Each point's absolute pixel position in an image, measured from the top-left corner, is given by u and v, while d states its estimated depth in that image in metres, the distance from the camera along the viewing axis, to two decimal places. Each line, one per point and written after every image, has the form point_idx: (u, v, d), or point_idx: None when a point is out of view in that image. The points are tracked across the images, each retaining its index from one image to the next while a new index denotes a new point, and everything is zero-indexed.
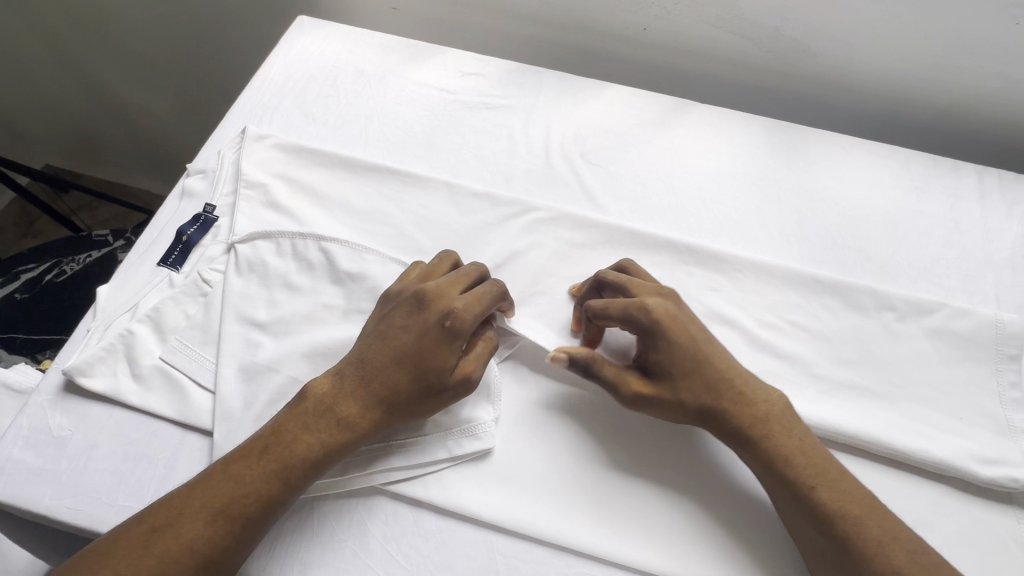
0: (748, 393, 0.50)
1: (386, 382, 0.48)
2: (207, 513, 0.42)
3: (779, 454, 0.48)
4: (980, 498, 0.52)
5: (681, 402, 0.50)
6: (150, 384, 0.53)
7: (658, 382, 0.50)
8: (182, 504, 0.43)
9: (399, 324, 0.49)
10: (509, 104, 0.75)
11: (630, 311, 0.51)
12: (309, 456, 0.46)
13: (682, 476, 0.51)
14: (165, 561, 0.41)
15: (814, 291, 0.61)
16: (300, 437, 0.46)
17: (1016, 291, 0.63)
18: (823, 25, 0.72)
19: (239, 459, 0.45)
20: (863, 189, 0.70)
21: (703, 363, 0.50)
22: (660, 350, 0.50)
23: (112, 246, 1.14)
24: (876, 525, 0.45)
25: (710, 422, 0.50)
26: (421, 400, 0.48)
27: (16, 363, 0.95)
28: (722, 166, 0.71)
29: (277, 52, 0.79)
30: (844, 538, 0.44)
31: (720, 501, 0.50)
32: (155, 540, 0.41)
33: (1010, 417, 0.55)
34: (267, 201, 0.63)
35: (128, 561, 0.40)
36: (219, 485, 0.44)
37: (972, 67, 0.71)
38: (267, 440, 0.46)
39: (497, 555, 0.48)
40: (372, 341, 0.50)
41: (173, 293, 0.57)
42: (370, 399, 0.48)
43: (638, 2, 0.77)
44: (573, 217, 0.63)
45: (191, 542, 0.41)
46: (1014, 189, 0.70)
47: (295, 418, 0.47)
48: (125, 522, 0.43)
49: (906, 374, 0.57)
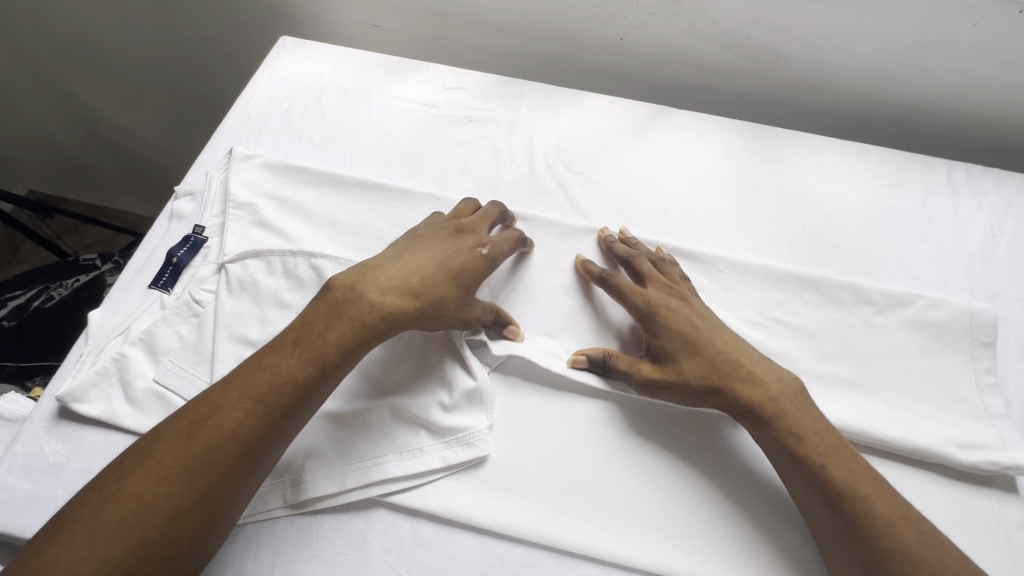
0: (755, 373, 0.52)
1: (419, 278, 0.54)
2: (245, 403, 0.46)
3: (791, 434, 0.49)
4: (962, 483, 0.53)
5: (687, 381, 0.52)
6: (144, 407, 0.54)
7: (664, 366, 0.54)
8: (219, 401, 0.46)
9: (436, 242, 0.58)
10: (492, 116, 0.76)
11: (632, 299, 0.57)
12: (339, 342, 0.50)
13: (694, 461, 0.53)
14: (210, 450, 0.44)
15: (795, 287, 0.62)
16: (330, 328, 0.50)
17: (989, 280, 0.65)
18: (792, 30, 0.74)
19: (271, 352, 0.49)
20: (839, 187, 0.72)
21: (704, 344, 0.54)
22: (661, 336, 0.55)
23: (101, 270, 1.14)
24: (886, 506, 0.46)
25: (719, 399, 0.52)
26: (448, 301, 0.54)
27: (6, 391, 0.94)
28: (702, 169, 0.72)
29: (261, 72, 0.80)
30: (854, 516, 0.46)
31: (728, 486, 0.52)
32: (197, 432, 0.45)
33: (988, 402, 0.57)
34: (257, 220, 0.64)
35: (173, 458, 0.43)
36: (257, 374, 0.48)
37: (937, 66, 0.74)
38: (299, 332, 0.50)
39: (496, 560, 0.49)
40: (404, 249, 0.56)
41: (165, 315, 0.58)
42: (398, 291, 0.53)
43: (614, 13, 0.79)
44: (558, 225, 0.65)
45: (234, 427, 0.45)
46: (982, 182, 0.72)
47: (322, 312, 0.51)
48: (166, 422, 0.46)
49: (886, 365, 0.59)
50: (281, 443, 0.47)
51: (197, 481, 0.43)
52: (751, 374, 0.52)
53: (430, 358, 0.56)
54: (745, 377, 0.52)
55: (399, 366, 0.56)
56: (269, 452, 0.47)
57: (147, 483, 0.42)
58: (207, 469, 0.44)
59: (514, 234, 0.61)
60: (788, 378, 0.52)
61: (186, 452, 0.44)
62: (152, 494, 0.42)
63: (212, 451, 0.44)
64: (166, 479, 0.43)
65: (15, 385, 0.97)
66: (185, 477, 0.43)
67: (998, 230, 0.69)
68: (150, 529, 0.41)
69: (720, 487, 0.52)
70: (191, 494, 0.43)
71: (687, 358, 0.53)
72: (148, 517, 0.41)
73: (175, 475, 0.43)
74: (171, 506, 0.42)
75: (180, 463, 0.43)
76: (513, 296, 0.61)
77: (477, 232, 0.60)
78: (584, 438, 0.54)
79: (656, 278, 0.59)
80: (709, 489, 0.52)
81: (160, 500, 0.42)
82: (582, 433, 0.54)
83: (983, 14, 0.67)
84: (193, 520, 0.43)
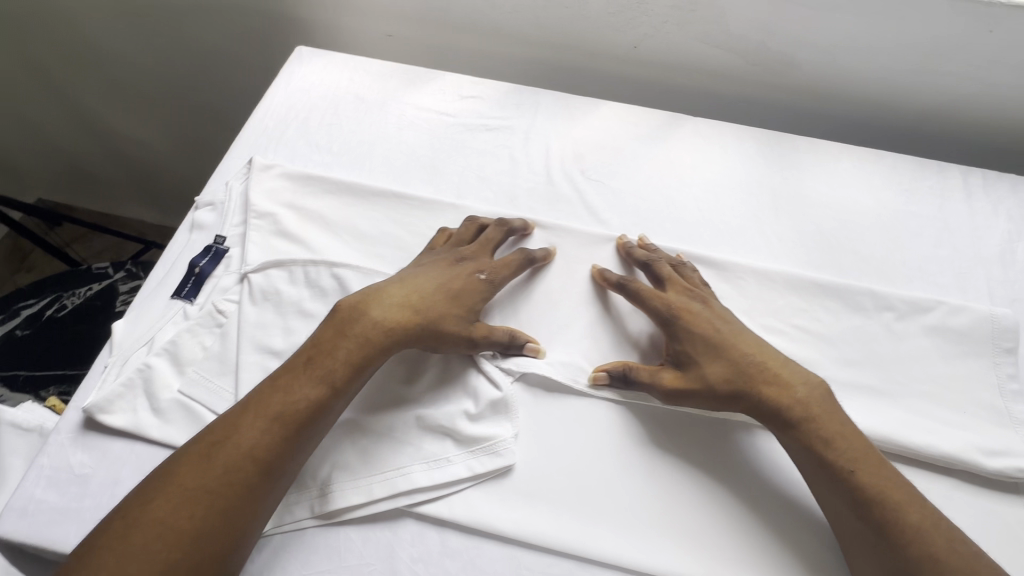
0: (782, 376, 0.52)
1: (423, 299, 0.55)
2: (259, 423, 0.47)
3: (820, 441, 0.50)
4: (990, 490, 0.53)
5: (711, 386, 0.53)
6: (170, 417, 0.54)
7: (686, 371, 0.54)
8: (234, 422, 0.47)
9: (436, 266, 0.59)
10: (508, 124, 0.77)
11: (652, 304, 0.57)
12: (347, 360, 0.51)
13: (719, 468, 0.53)
14: (229, 469, 0.45)
15: (815, 294, 0.62)
16: (338, 347, 0.51)
17: (1008, 285, 0.65)
18: (807, 37, 0.75)
19: (282, 373, 0.50)
20: (855, 193, 0.72)
21: (727, 347, 0.54)
22: (684, 341, 0.55)
23: (112, 278, 1.13)
24: (916, 513, 0.46)
25: (745, 403, 0.52)
26: (450, 323, 0.55)
27: (21, 401, 0.94)
28: (719, 176, 0.73)
29: (278, 82, 0.80)
30: (883, 523, 0.46)
31: (754, 493, 0.52)
32: (214, 454, 0.45)
33: (1012, 408, 0.57)
34: (278, 230, 0.64)
35: (195, 479, 0.44)
36: (269, 395, 0.49)
37: (950, 73, 0.74)
38: (308, 352, 0.52)
39: (524, 570, 0.49)
40: (406, 276, 0.57)
41: (189, 325, 0.58)
42: (402, 314, 0.54)
43: (629, 21, 0.80)
44: (577, 233, 0.65)
45: (251, 446, 0.46)
46: (998, 187, 0.73)
47: (330, 332, 0.53)
48: (186, 445, 0.47)
49: (909, 371, 0.59)
50: (298, 460, 0.48)
51: (218, 502, 0.44)
52: (778, 377, 0.52)
53: (455, 366, 0.56)
54: (771, 380, 0.52)
55: (423, 376, 0.56)
56: (285, 470, 0.47)
57: (169, 507, 0.43)
58: (227, 489, 0.44)
59: (517, 256, 0.61)
60: (814, 382, 0.53)
61: (205, 474, 0.44)
62: (174, 517, 0.42)
63: (232, 470, 0.45)
64: (187, 502, 0.43)
65: (30, 395, 0.97)
66: (206, 498, 0.44)
67: (1016, 236, 0.69)
68: (174, 552, 0.41)
69: (744, 496, 0.52)
70: (212, 515, 0.43)
71: (713, 360, 0.54)
72: (171, 541, 0.42)
73: (196, 497, 0.43)
74: (194, 528, 0.42)
75: (201, 485, 0.44)
76: (535, 304, 0.61)
77: (478, 255, 0.61)
78: (611, 445, 0.54)
79: (676, 283, 0.59)
80: (734, 497, 0.52)
81: (182, 523, 0.42)
82: (607, 439, 0.54)
83: (998, 21, 0.67)
84: (216, 541, 0.43)
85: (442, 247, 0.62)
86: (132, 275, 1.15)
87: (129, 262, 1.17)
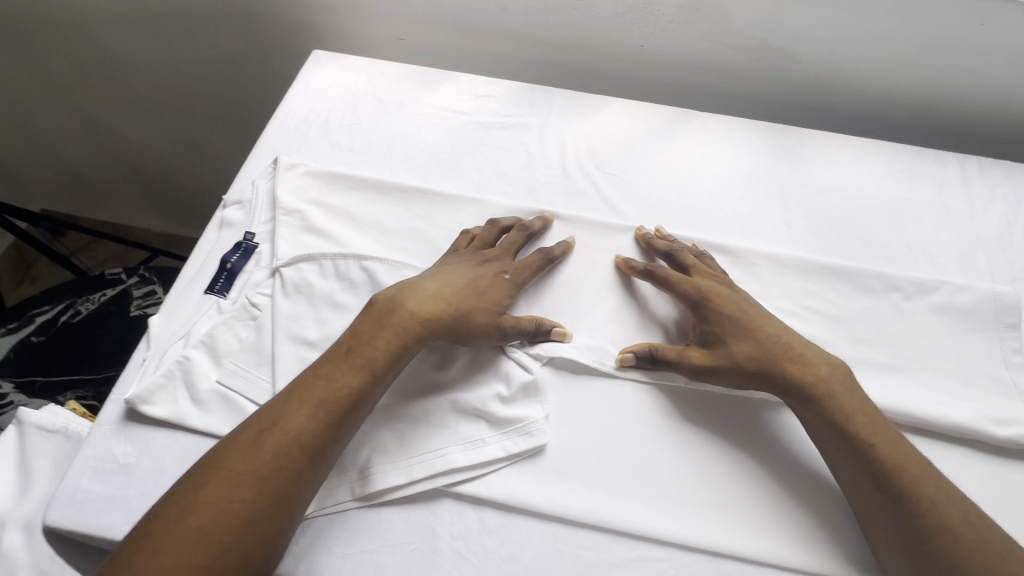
0: (806, 356, 0.55)
1: (456, 293, 0.58)
2: (305, 409, 0.49)
3: (842, 414, 0.52)
4: (1001, 458, 0.56)
5: (738, 364, 0.55)
6: (210, 407, 0.55)
7: (714, 351, 0.56)
8: (280, 409, 0.49)
9: (464, 263, 0.61)
10: (523, 122, 0.79)
11: (680, 288, 0.60)
12: (387, 349, 0.53)
13: (742, 444, 0.55)
14: (278, 454, 0.47)
15: (826, 277, 0.65)
16: (377, 338, 0.54)
17: (1007, 265, 0.68)
18: (808, 34, 0.78)
19: (323, 362, 0.52)
20: (859, 181, 0.75)
21: (755, 329, 0.57)
22: (714, 322, 0.57)
23: (126, 284, 1.12)
24: (933, 486, 0.48)
25: (769, 381, 0.54)
26: (483, 317, 0.57)
27: (39, 407, 0.95)
28: (728, 167, 0.75)
29: (297, 85, 0.82)
30: (902, 493, 0.48)
31: (775, 469, 0.54)
32: (264, 440, 0.47)
33: (1018, 380, 0.59)
34: (306, 226, 0.66)
35: (246, 462, 0.46)
36: (313, 383, 0.51)
37: (945, 66, 0.78)
38: (347, 341, 0.54)
39: (561, 544, 0.51)
40: (435, 272, 0.60)
41: (224, 318, 0.59)
42: (437, 306, 0.56)
43: (636, 21, 0.83)
44: (596, 224, 0.68)
45: (298, 431, 0.48)
46: (994, 174, 0.76)
47: (368, 324, 0.55)
48: (233, 432, 0.49)
49: (918, 348, 0.62)
50: (340, 446, 0.50)
51: (268, 485, 0.45)
52: (796, 355, 0.55)
53: (487, 354, 0.58)
54: (796, 359, 0.55)
55: (455, 363, 0.58)
56: (329, 456, 0.49)
57: (223, 490, 0.44)
58: (276, 473, 0.46)
59: (535, 255, 0.63)
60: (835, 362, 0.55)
61: (255, 460, 0.46)
62: (228, 500, 0.44)
63: (281, 455, 0.47)
64: (239, 485, 0.45)
65: (46, 400, 0.98)
66: (257, 481, 0.45)
67: (1013, 219, 0.72)
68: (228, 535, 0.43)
69: (766, 470, 0.54)
70: (263, 496, 0.45)
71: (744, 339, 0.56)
72: (227, 522, 0.43)
73: (247, 481, 0.45)
74: (248, 510, 0.44)
75: (251, 469, 0.46)
76: (560, 291, 0.63)
77: (503, 256, 0.63)
78: (639, 427, 0.56)
79: (702, 268, 0.62)
80: (758, 474, 0.54)
81: (236, 505, 0.44)
82: (633, 418, 0.56)
83: (989, 14, 0.71)
84: (268, 522, 0.45)
85: (465, 249, 0.64)
86: (145, 280, 1.14)
87: (141, 267, 1.16)
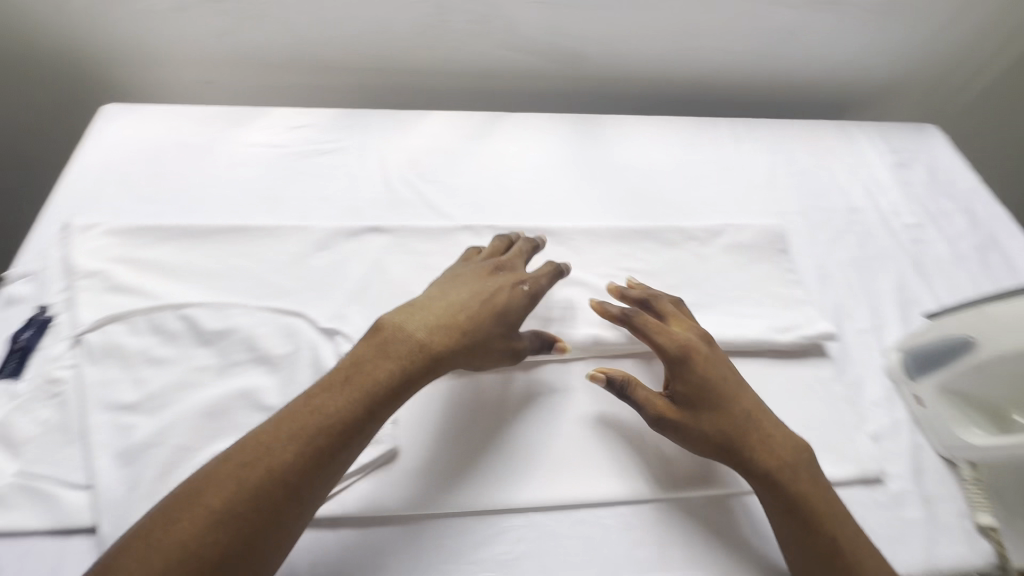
0: (770, 434, 0.53)
1: (471, 315, 0.54)
2: (292, 442, 0.44)
3: (652, 413, 0.53)
4: (791, 359, 0.66)
5: (705, 429, 0.53)
6: (8, 504, 0.49)
7: (683, 409, 0.54)
8: (270, 434, 0.44)
9: (479, 279, 0.58)
10: (341, 146, 0.80)
11: (660, 340, 0.55)
12: (389, 378, 0.48)
13: (583, 441, 0.57)
14: (257, 494, 0.41)
15: (633, 239, 0.73)
16: (379, 364, 0.49)
17: (776, 202, 0.82)
18: (585, 31, 0.88)
19: (346, 370, 0.48)
20: (652, 154, 0.85)
21: (721, 394, 0.54)
22: (688, 380, 0.54)
23: None
24: (752, 448, 0.53)
25: (730, 452, 0.53)
26: (494, 340, 0.55)
27: None
28: (540, 158, 0.82)
29: (87, 144, 0.77)
30: (729, 463, 0.53)
31: (623, 450, 0.57)
32: (245, 474, 0.42)
33: (792, 293, 0.71)
34: (109, 285, 0.61)
35: (219, 499, 0.40)
36: (319, 402, 0.46)
37: (698, 46, 0.92)
38: (348, 362, 0.49)
39: (425, 540, 0.51)
40: (445, 289, 0.57)
41: (19, 402, 0.54)
42: (445, 330, 0.52)
43: (434, 37, 0.88)
44: (422, 229, 0.70)
45: (281, 468, 0.42)
46: (754, 130, 0.90)
47: (371, 349, 0.50)
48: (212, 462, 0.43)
49: (716, 282, 0.71)
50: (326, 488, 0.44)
51: (238, 529, 0.40)
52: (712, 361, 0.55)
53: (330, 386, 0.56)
54: (761, 440, 0.53)
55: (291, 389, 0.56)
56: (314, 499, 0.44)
57: (190, 529, 0.39)
58: (253, 514, 0.41)
59: (547, 267, 0.62)
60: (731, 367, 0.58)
61: (225, 496, 0.41)
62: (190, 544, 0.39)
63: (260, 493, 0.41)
64: (208, 526, 0.39)
65: None
66: (228, 523, 0.40)
67: (775, 165, 0.86)
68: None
69: (613, 449, 0.57)
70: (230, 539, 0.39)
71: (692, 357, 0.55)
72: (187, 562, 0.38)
73: (223, 519, 0.40)
74: (217, 551, 0.39)
75: (223, 507, 0.40)
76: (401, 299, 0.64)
77: (515, 268, 0.61)
78: (501, 446, 0.56)
79: (679, 319, 0.59)
80: (609, 460, 0.56)
81: (200, 549, 0.39)
82: (466, 417, 0.57)
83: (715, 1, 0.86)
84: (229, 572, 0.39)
85: (475, 261, 0.62)
86: None
87: None
